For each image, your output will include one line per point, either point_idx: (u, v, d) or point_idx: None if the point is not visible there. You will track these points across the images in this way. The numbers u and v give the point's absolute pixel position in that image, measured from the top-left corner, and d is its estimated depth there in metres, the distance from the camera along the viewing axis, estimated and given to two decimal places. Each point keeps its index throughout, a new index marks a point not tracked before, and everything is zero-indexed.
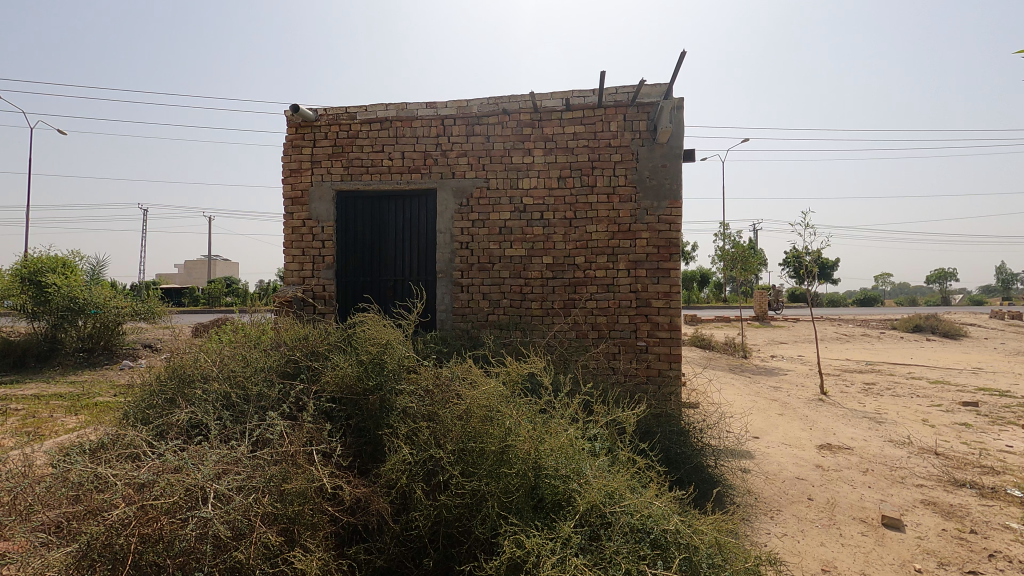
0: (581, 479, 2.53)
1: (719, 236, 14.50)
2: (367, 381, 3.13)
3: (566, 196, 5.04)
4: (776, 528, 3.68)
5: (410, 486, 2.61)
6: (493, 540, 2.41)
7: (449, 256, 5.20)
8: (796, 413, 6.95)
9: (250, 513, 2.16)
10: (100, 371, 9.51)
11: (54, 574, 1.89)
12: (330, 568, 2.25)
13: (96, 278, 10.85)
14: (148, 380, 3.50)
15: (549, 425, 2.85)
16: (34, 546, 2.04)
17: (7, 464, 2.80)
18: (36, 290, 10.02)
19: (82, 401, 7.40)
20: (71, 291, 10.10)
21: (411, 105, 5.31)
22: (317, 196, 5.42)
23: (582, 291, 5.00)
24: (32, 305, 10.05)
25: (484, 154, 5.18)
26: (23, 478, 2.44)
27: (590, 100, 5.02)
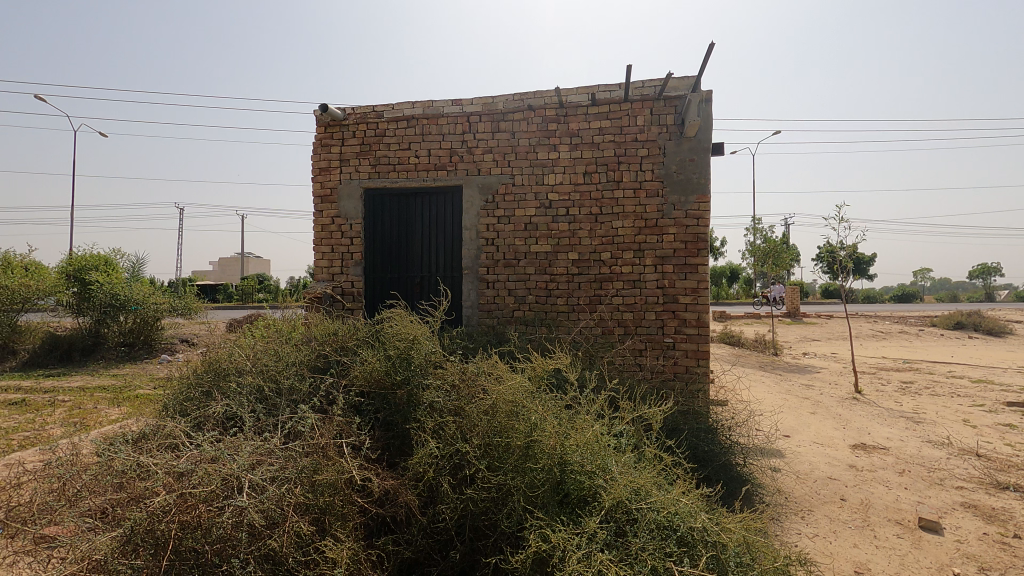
0: (606, 476, 2.52)
1: (749, 231, 14.18)
2: (394, 376, 3.19)
3: (591, 191, 5.02)
4: (807, 528, 3.61)
5: (437, 479, 2.66)
6: (519, 535, 2.43)
7: (475, 252, 5.23)
8: (828, 412, 6.77)
9: (283, 503, 2.22)
10: (140, 364, 9.90)
11: (102, 557, 1.99)
12: (359, 558, 2.29)
13: (135, 275, 11.26)
14: (186, 373, 3.63)
15: (574, 422, 2.83)
16: (82, 530, 2.14)
17: (58, 452, 2.95)
18: (80, 287, 10.46)
19: (125, 393, 7.73)
20: (112, 288, 10.49)
21: (437, 102, 5.34)
22: (346, 194, 5.52)
23: (608, 288, 4.97)
24: (76, 302, 10.49)
25: (509, 151, 5.19)
26: (71, 465, 2.56)
27: (615, 94, 4.98)
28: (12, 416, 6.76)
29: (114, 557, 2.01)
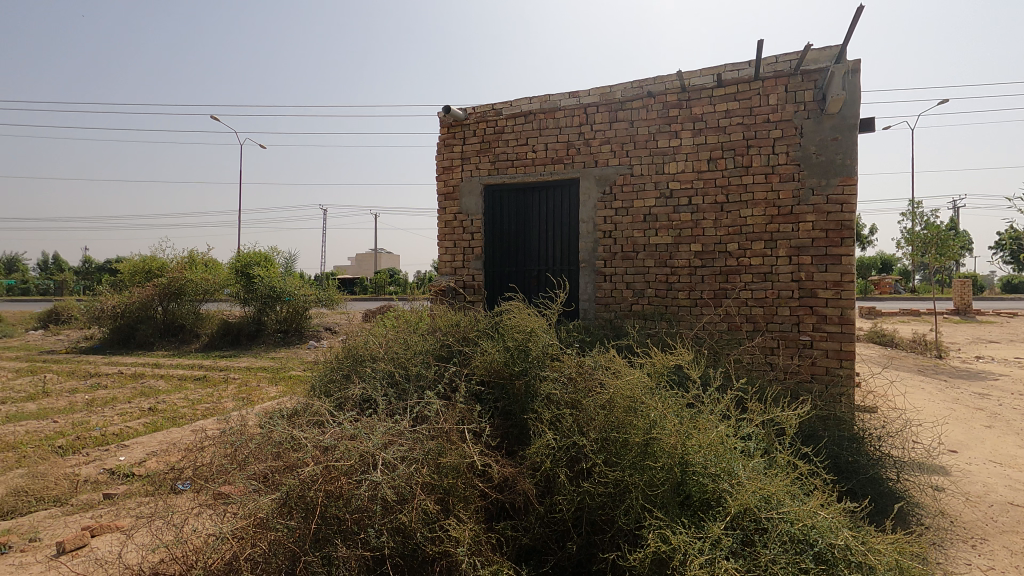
0: (732, 480, 2.38)
1: (907, 215, 12.47)
2: (513, 366, 3.29)
3: (716, 179, 4.73)
4: (979, 560, 3.12)
5: (554, 471, 2.69)
6: (637, 533, 2.38)
7: (592, 245, 5.19)
8: (1010, 426, 5.76)
9: (411, 481, 2.39)
10: (293, 349, 11.21)
11: (264, 515, 2.29)
12: (480, 540, 2.39)
13: (289, 270, 12.74)
14: (330, 358, 4.04)
15: (697, 421, 2.70)
16: (249, 490, 2.47)
17: (231, 422, 3.43)
18: (246, 280, 12.07)
19: (280, 374, 8.80)
20: (271, 281, 11.95)
21: (554, 96, 5.36)
22: (467, 191, 5.75)
23: (735, 281, 4.67)
24: (243, 293, 12.12)
25: (628, 140, 5.06)
26: (241, 434, 2.97)
27: (744, 73, 4.63)
28: (197, 390, 8.02)
29: (274, 516, 2.29)
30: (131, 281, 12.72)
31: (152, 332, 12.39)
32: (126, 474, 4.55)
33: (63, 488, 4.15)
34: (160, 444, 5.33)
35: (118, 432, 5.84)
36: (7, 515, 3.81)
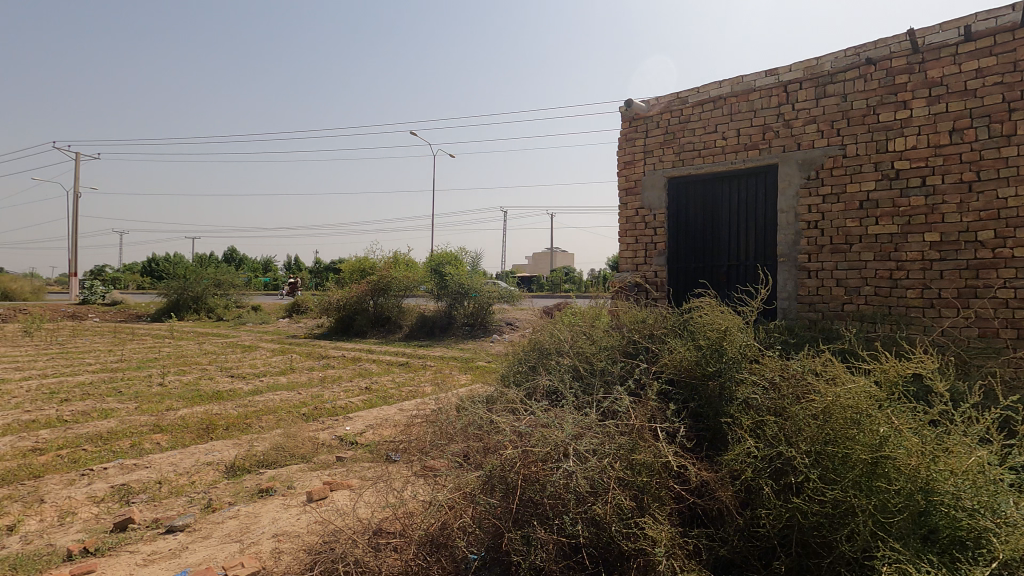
0: (999, 519, 1.95)
1: None
2: (706, 367, 3.10)
3: (962, 153, 3.91)
4: None
5: (756, 482, 2.47)
6: (866, 563, 2.08)
7: (794, 237, 4.67)
8: None
9: (604, 475, 2.41)
10: (479, 341, 12.30)
11: (471, 491, 2.50)
12: (676, 543, 2.30)
13: (475, 268, 13.95)
14: (518, 350, 4.27)
15: (944, 443, 2.26)
16: (457, 467, 2.73)
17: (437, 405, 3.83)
18: (439, 277, 13.53)
19: (469, 363, 9.69)
20: (459, 278, 13.19)
21: (748, 77, 4.94)
22: (649, 185, 5.60)
23: (991, 277, 3.80)
24: (437, 289, 13.63)
25: (839, 117, 4.44)
26: (447, 416, 3.30)
27: (1006, 20, 3.75)
28: (402, 374, 9.14)
29: (479, 492, 2.48)
30: (352, 279, 15.26)
31: (366, 322, 14.45)
32: (351, 442, 5.36)
33: (308, 447, 5.05)
34: (376, 419, 6.19)
35: (344, 406, 6.91)
36: (272, 465, 4.76)
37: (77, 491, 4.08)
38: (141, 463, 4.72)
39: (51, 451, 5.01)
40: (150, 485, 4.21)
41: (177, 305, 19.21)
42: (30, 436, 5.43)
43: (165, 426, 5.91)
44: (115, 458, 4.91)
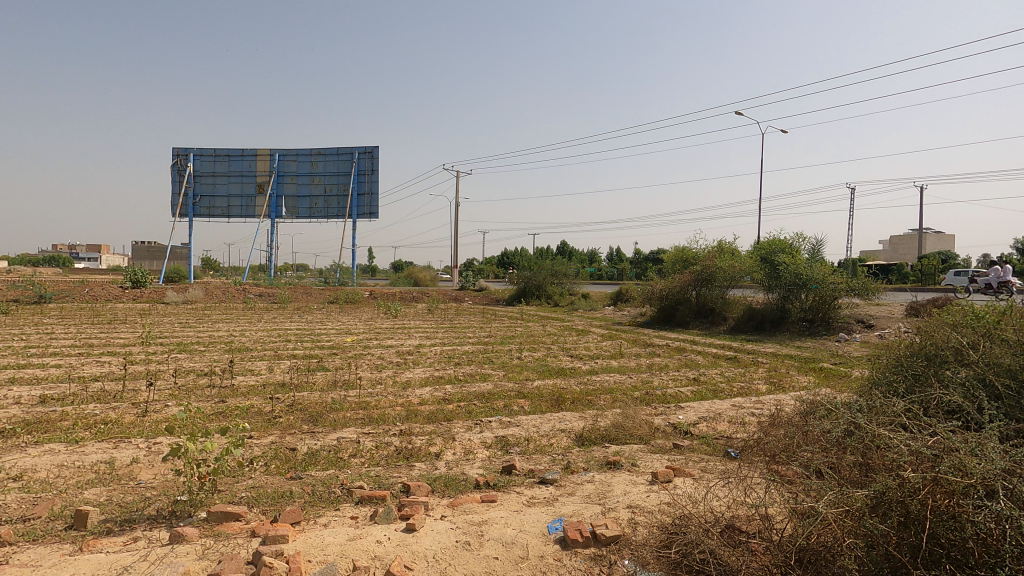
0: None
1: None
2: None
3: None
4: None
5: None
6: None
7: None
8: None
9: None
10: (821, 340, 11.24)
11: (856, 511, 2.26)
12: None
13: (814, 257, 12.64)
14: (913, 364, 3.67)
15: None
16: (834, 479, 2.49)
17: (799, 412, 3.57)
18: (770, 268, 12.74)
19: (809, 363, 8.87)
20: (797, 268, 12.17)
21: None
22: None
23: None
24: (768, 280, 12.80)
25: None
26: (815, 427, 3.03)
27: None
28: (731, 368, 8.74)
29: (868, 514, 2.24)
30: (673, 269, 15.31)
31: (688, 312, 14.33)
32: (685, 431, 5.42)
33: (646, 429, 5.31)
34: (709, 411, 6.08)
35: (675, 395, 7.01)
36: (614, 440, 5.18)
37: (475, 436, 5.25)
38: (513, 421, 5.77)
39: (454, 401, 6.57)
40: (522, 441, 5.11)
41: (524, 292, 22.66)
42: (441, 389, 7.22)
43: (526, 393, 7.07)
44: (495, 414, 6.12)
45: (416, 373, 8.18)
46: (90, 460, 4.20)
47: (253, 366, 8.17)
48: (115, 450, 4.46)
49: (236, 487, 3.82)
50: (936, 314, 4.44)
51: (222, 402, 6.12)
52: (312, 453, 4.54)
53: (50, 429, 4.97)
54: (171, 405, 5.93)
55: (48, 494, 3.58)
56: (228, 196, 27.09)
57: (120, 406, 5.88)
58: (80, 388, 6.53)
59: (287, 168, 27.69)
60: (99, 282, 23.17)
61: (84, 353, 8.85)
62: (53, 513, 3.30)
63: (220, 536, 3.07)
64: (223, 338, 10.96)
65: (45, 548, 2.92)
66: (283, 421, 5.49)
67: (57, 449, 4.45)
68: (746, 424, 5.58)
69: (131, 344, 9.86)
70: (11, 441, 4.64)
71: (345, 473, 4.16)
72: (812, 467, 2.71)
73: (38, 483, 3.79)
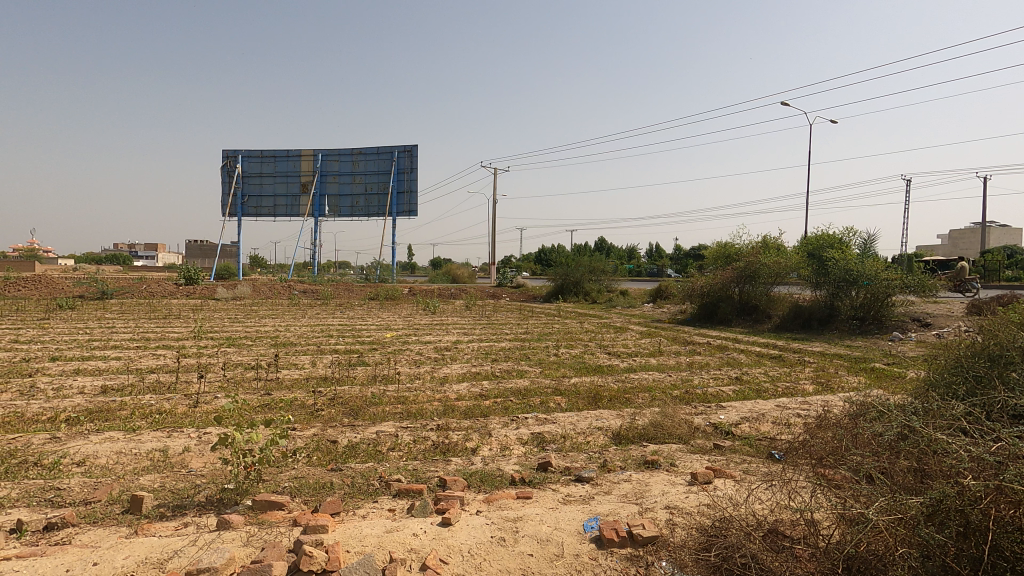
0: None
1: None
2: None
3: None
4: None
5: None
6: None
7: None
8: None
9: None
10: (873, 339, 10.73)
11: (912, 519, 2.15)
12: None
13: (866, 252, 12.09)
14: (976, 366, 3.46)
15: None
16: (886, 484, 2.38)
17: (850, 413, 3.41)
18: (818, 264, 12.28)
19: (860, 363, 8.48)
20: (847, 264, 11.67)
21: None
22: None
23: None
24: (816, 276, 12.34)
25: None
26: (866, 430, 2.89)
27: None
28: (776, 368, 8.44)
29: (924, 522, 2.14)
30: (715, 265, 14.93)
31: (730, 310, 13.96)
32: (726, 431, 5.28)
33: (685, 428, 5.20)
34: (751, 412, 5.90)
35: (716, 394, 6.82)
36: (652, 439, 5.09)
37: (511, 432, 5.25)
38: (549, 418, 5.75)
39: (491, 397, 6.59)
40: (559, 438, 5.08)
41: (562, 289, 22.54)
42: (478, 385, 7.27)
43: (562, 390, 7.03)
44: (532, 410, 6.11)
45: (453, 368, 8.26)
46: (146, 448, 4.42)
47: (297, 361, 8.41)
48: (168, 439, 4.68)
49: (280, 477, 3.94)
50: (1001, 313, 4.15)
51: (268, 394, 6.33)
52: (352, 446, 4.64)
53: (110, 418, 5.25)
54: (220, 397, 6.18)
55: (108, 479, 3.78)
56: (274, 196, 28.01)
57: (174, 397, 6.16)
58: (137, 379, 6.89)
59: (330, 168, 28.42)
60: (156, 279, 24.37)
61: (142, 346, 9.33)
62: (111, 497, 3.48)
63: (264, 524, 3.18)
64: (269, 333, 11.34)
65: (104, 530, 3.08)
66: (325, 414, 5.63)
67: (116, 437, 4.70)
68: (791, 425, 5.38)
69: (184, 338, 10.33)
70: (76, 428, 4.93)
71: (384, 466, 4.23)
72: (862, 471, 2.59)
73: (99, 468, 4.01)
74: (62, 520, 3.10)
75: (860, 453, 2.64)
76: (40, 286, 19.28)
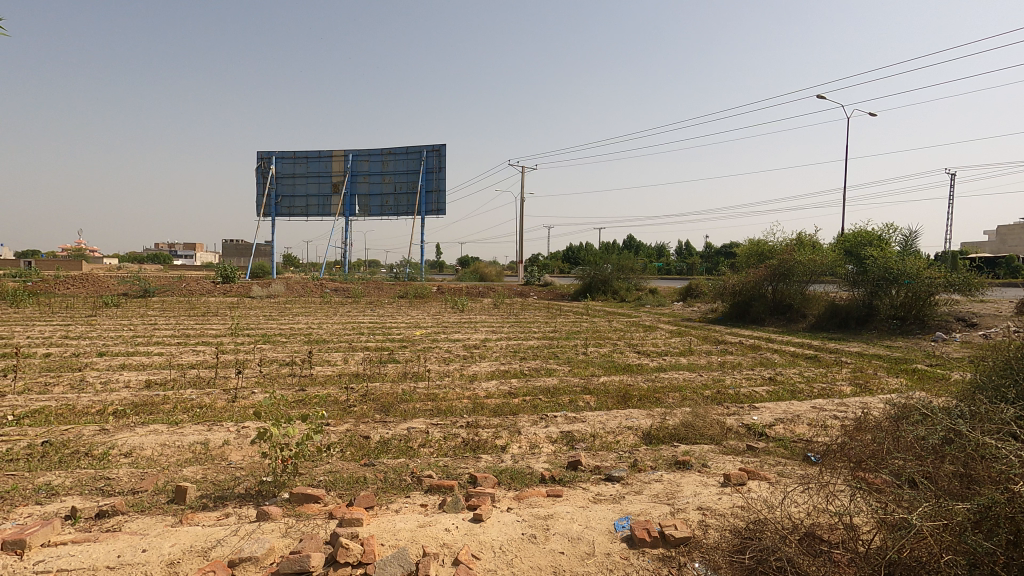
0: None
1: None
2: None
3: None
4: None
5: None
6: None
7: None
8: None
9: None
10: (914, 340, 10.37)
11: (959, 526, 2.09)
12: None
13: (907, 250, 11.69)
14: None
15: None
16: (931, 489, 2.32)
17: (891, 415, 3.31)
18: (856, 262, 11.93)
19: (900, 364, 8.21)
20: (886, 261, 11.30)
21: None
22: None
23: None
24: (853, 275, 11.99)
25: None
26: (909, 433, 2.81)
27: None
28: (812, 368, 8.24)
29: (970, 529, 2.08)
30: (747, 263, 14.63)
31: (763, 309, 13.68)
32: (759, 433, 5.18)
33: (717, 429, 5.12)
34: (786, 413, 5.77)
35: (749, 394, 6.71)
36: (683, 439, 5.03)
37: (540, 430, 5.26)
38: (578, 417, 5.74)
39: (520, 395, 6.61)
40: (588, 437, 5.07)
41: (590, 287, 22.42)
42: (507, 382, 7.31)
43: (591, 389, 7.00)
44: (560, 409, 6.11)
45: (482, 366, 8.31)
46: (188, 441, 4.59)
47: (330, 358, 8.59)
48: (209, 432, 4.85)
49: (315, 471, 4.04)
50: None
51: (302, 390, 6.49)
52: (384, 441, 4.72)
53: (154, 411, 5.46)
54: (256, 392, 6.36)
55: (153, 470, 3.94)
56: (306, 196, 28.63)
57: (213, 391, 6.37)
58: (179, 374, 7.15)
59: (361, 168, 28.88)
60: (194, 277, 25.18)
61: (182, 343, 9.66)
62: (157, 487, 3.63)
63: (301, 516, 3.26)
64: (302, 330, 11.60)
65: (151, 518, 3.22)
66: (358, 410, 5.74)
67: (160, 429, 4.88)
68: (828, 427, 5.25)
69: (222, 335, 10.65)
70: (122, 421, 5.14)
71: (415, 461, 4.30)
72: (904, 475, 2.52)
73: (145, 459, 4.19)
74: (112, 508, 3.25)
75: (902, 457, 2.57)
76: (87, 284, 20.20)
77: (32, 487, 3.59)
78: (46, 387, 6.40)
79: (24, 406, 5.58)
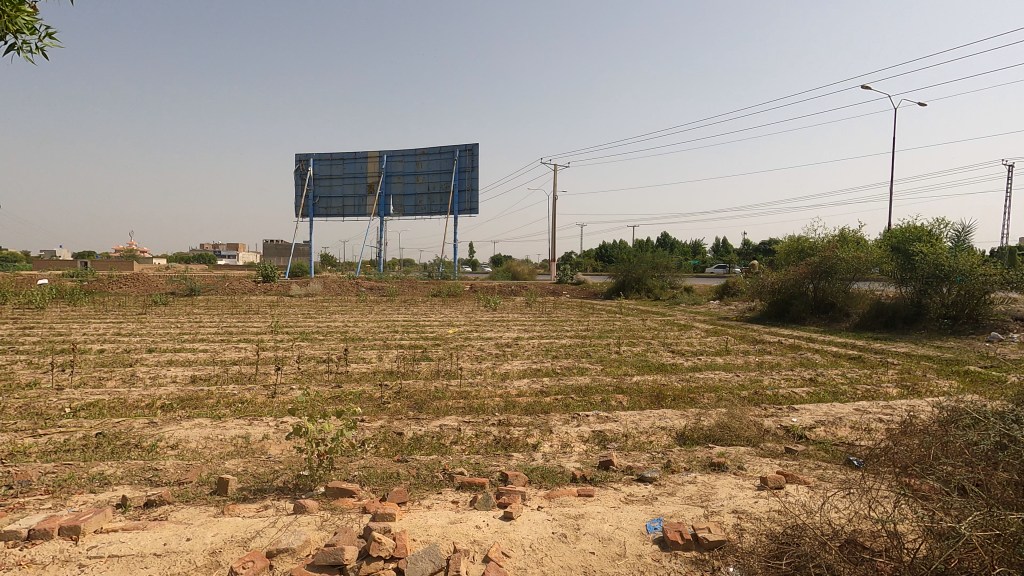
0: None
1: None
2: None
3: None
4: None
5: None
6: None
7: None
8: None
9: None
10: (967, 340, 9.89)
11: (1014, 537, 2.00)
12: None
13: (959, 246, 11.15)
14: None
15: None
16: (980, 496, 2.22)
17: (939, 418, 3.16)
18: (903, 258, 11.44)
19: (951, 366, 7.83)
20: (936, 258, 10.81)
21: None
22: None
23: None
24: (901, 272, 11.50)
25: None
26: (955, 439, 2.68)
27: None
28: (855, 368, 7.96)
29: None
30: (787, 260, 14.22)
31: (804, 307, 13.27)
32: (798, 435, 5.03)
33: (754, 431, 5.00)
34: (826, 415, 5.58)
35: (787, 395, 6.54)
36: (719, 441, 4.92)
37: (572, 429, 5.23)
38: (611, 416, 5.68)
39: (552, 394, 6.60)
40: (621, 437, 5.02)
41: (623, 285, 22.17)
42: (539, 381, 7.30)
43: (624, 388, 6.92)
44: (592, 408, 6.07)
45: (514, 364, 8.33)
46: (230, 435, 4.75)
47: (365, 355, 8.76)
48: (249, 426, 5.01)
49: (350, 466, 4.12)
50: None
51: (338, 387, 6.64)
52: (416, 438, 4.79)
53: (198, 406, 5.68)
54: (294, 389, 6.53)
55: (198, 462, 4.10)
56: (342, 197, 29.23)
57: (254, 387, 6.59)
58: (222, 370, 7.41)
59: (395, 168, 29.32)
60: None
61: (225, 340, 10.01)
62: (200, 479, 3.77)
63: (336, 510, 3.34)
64: (338, 328, 11.87)
65: (195, 509, 3.35)
66: (391, 407, 5.85)
67: (204, 423, 5.08)
68: (872, 431, 5.06)
69: (263, 333, 10.99)
70: (170, 414, 5.38)
71: (447, 458, 4.35)
72: (950, 483, 2.42)
73: (190, 452, 4.36)
74: (160, 498, 3.41)
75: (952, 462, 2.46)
76: (138, 283, 21.14)
77: (87, 477, 3.79)
78: (100, 381, 6.74)
79: (80, 399, 5.89)
